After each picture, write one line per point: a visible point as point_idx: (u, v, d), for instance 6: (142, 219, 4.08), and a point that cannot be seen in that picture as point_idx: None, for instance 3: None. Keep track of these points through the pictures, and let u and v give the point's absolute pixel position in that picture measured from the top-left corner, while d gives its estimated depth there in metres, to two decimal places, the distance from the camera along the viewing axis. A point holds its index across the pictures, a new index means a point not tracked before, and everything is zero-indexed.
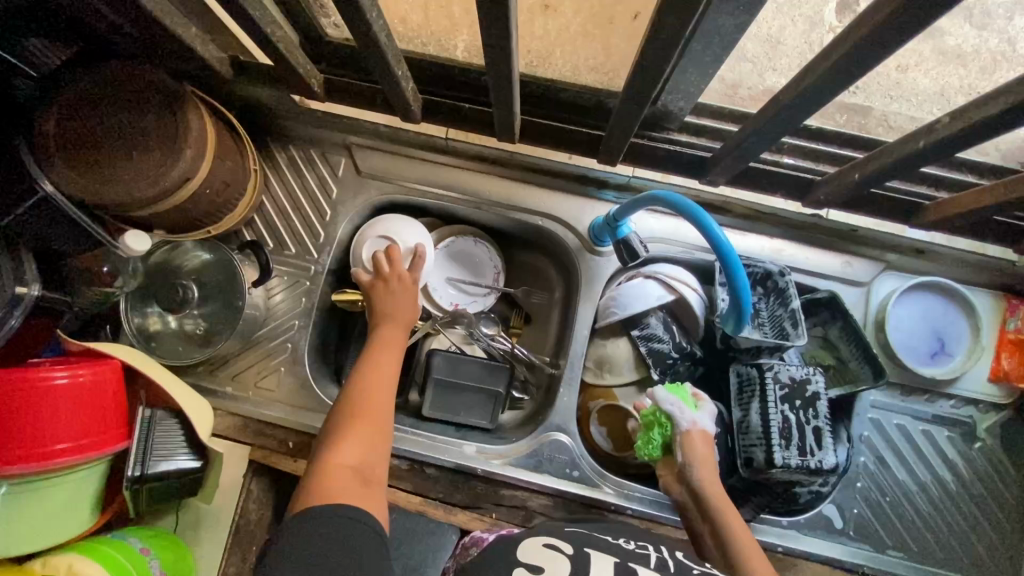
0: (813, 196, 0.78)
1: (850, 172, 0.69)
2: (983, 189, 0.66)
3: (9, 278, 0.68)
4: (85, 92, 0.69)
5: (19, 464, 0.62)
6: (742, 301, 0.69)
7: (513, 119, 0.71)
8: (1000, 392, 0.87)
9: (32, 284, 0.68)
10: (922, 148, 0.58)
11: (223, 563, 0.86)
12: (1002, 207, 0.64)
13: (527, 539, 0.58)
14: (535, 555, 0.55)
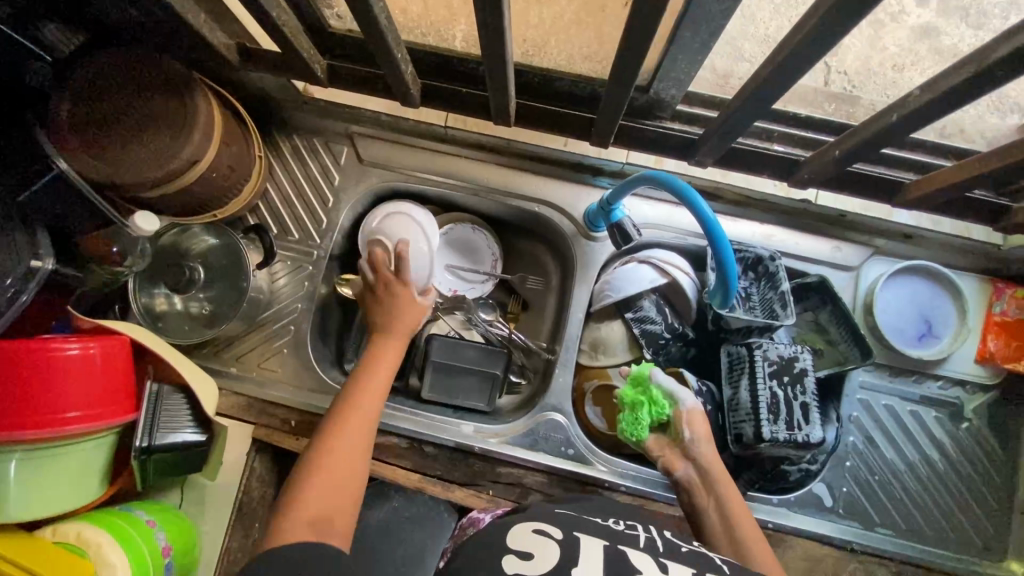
0: (797, 175, 0.80)
1: (832, 149, 0.71)
2: (957, 165, 0.67)
3: (25, 251, 0.68)
4: (97, 76, 0.72)
5: (32, 430, 0.64)
6: (727, 278, 0.71)
7: (508, 101, 0.73)
8: (987, 372, 0.89)
9: (48, 258, 0.69)
10: (896, 121, 0.60)
11: (226, 537, 0.89)
12: (975, 182, 0.67)
13: (514, 524, 0.57)
14: (524, 540, 0.53)
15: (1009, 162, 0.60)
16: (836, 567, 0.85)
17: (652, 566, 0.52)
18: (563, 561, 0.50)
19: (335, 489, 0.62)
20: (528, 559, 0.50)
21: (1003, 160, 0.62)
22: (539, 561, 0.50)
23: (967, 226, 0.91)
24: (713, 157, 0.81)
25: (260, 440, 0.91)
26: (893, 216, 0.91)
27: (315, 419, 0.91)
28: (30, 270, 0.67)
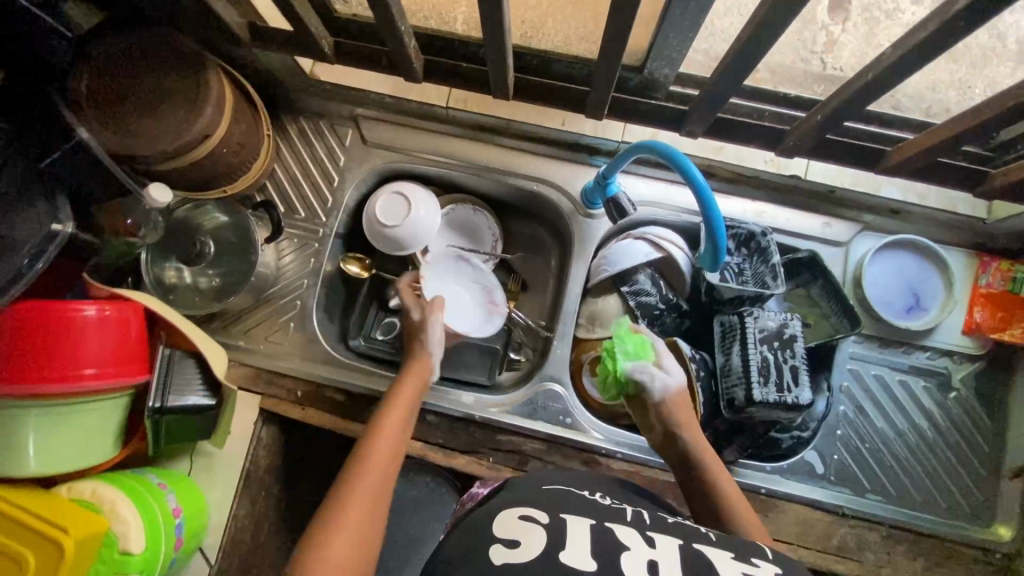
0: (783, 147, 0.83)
1: (812, 114, 0.74)
2: (935, 128, 0.70)
3: (45, 216, 0.72)
4: (114, 53, 0.75)
5: (50, 385, 0.67)
6: (716, 238, 0.73)
7: (506, 76, 0.76)
8: (974, 343, 0.91)
9: (66, 221, 0.72)
10: (872, 79, 0.63)
11: (234, 503, 0.91)
12: (953, 144, 0.69)
13: (500, 509, 0.55)
14: (508, 526, 0.51)
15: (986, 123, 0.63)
16: (827, 531, 0.87)
17: (638, 541, 0.51)
18: (549, 544, 0.48)
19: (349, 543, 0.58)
20: (514, 546, 0.48)
21: (983, 125, 0.64)
22: (525, 548, 0.48)
23: (953, 200, 0.93)
24: (702, 127, 0.82)
25: (268, 409, 0.94)
26: (881, 191, 0.94)
27: (321, 389, 0.95)
28: (51, 233, 0.71)
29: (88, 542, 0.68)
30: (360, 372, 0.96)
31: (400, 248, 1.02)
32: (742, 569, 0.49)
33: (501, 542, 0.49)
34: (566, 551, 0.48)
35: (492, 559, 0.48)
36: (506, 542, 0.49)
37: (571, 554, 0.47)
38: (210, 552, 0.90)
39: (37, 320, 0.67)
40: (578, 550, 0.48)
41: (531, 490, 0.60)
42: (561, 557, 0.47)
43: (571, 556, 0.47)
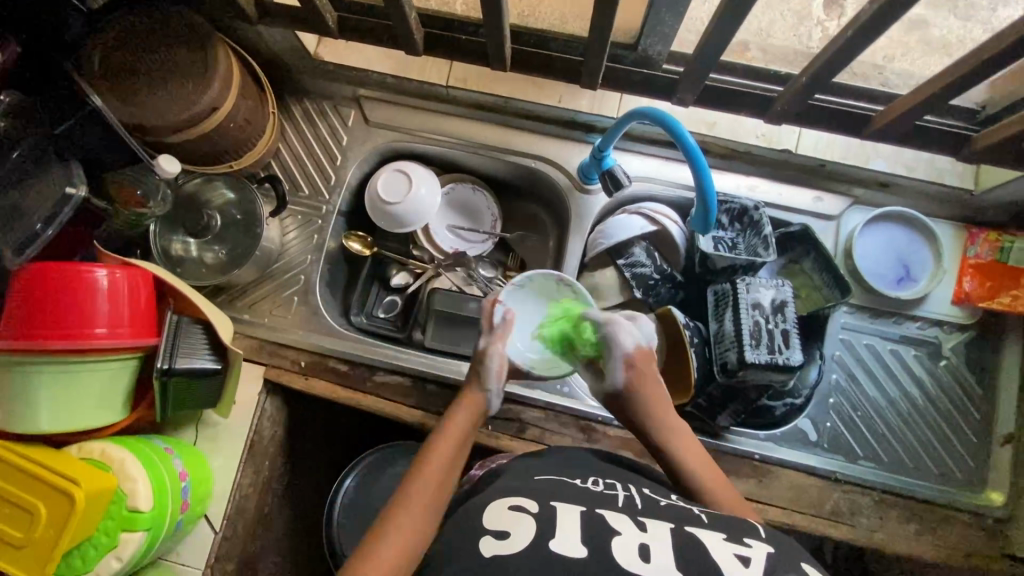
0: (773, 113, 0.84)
1: (799, 76, 0.76)
2: (915, 90, 0.72)
3: (60, 180, 0.75)
4: (127, 29, 0.79)
5: (63, 342, 0.69)
6: (710, 202, 0.79)
7: (504, 47, 0.78)
8: (963, 312, 0.93)
9: (79, 185, 0.75)
10: (853, 36, 0.65)
11: (238, 471, 0.93)
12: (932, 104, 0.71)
13: (495, 502, 0.59)
14: (498, 518, 0.56)
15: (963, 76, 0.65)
16: (821, 496, 0.89)
17: (629, 525, 0.53)
18: (539, 535, 0.52)
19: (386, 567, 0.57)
20: (503, 538, 0.53)
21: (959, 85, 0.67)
22: (514, 539, 0.52)
23: (941, 171, 0.95)
24: (693, 94, 0.83)
25: (272, 380, 0.96)
26: (869, 164, 0.96)
27: (324, 359, 0.97)
28: (64, 196, 0.74)
29: (98, 498, 0.70)
30: (363, 346, 0.98)
31: (400, 225, 1.04)
32: (733, 550, 0.51)
33: (492, 534, 0.53)
34: (556, 540, 0.51)
35: (484, 551, 0.52)
36: (497, 534, 0.53)
37: (560, 542, 0.51)
38: (214, 520, 0.91)
39: (53, 280, 0.70)
40: (567, 538, 0.51)
41: (527, 482, 0.63)
42: (551, 546, 0.50)
43: (560, 544, 0.50)
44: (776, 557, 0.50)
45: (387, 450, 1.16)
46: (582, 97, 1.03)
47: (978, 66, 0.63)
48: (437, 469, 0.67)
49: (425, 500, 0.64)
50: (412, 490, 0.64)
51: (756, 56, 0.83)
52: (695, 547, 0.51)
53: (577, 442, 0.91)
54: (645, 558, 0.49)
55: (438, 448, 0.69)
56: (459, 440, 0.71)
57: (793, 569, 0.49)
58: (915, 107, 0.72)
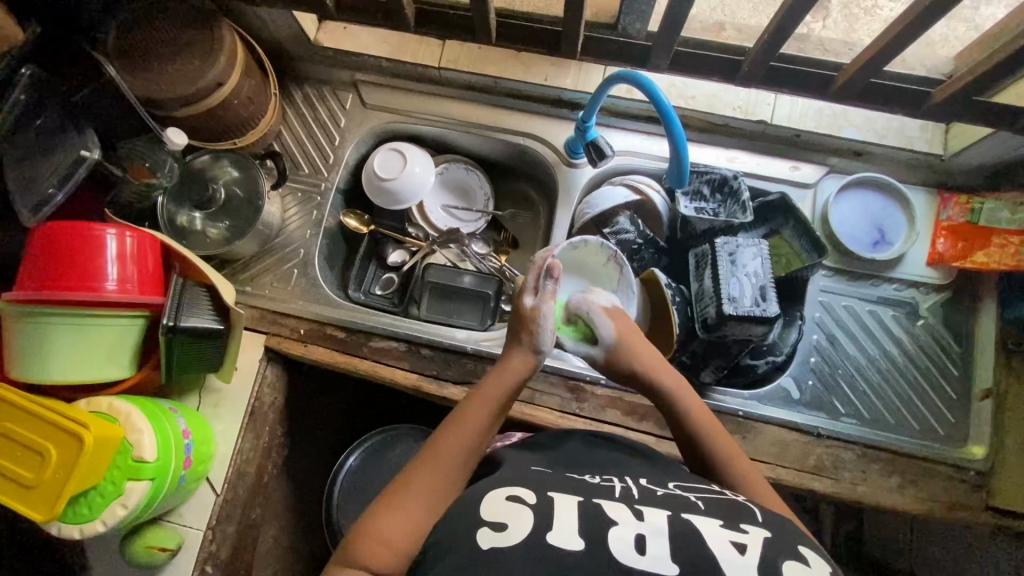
0: (739, 76, 0.86)
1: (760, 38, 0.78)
2: (869, 47, 0.75)
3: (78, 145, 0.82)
4: (138, 11, 0.85)
5: (74, 294, 0.75)
6: (681, 156, 0.85)
7: (488, 19, 0.83)
8: (938, 273, 0.97)
9: (93, 149, 0.82)
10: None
11: (238, 435, 0.96)
12: (885, 59, 0.74)
13: (490, 491, 0.58)
14: (497, 509, 0.55)
15: (907, 26, 0.69)
16: (803, 452, 0.91)
17: (627, 515, 0.55)
18: (537, 528, 0.53)
19: (411, 509, 0.59)
20: (501, 530, 0.53)
21: (909, 37, 0.70)
22: (512, 531, 0.52)
23: (911, 137, 0.97)
24: (665, 59, 0.86)
25: (272, 347, 1.00)
26: (844, 133, 0.98)
27: (323, 327, 1.01)
28: (79, 158, 0.81)
29: (104, 444, 0.74)
30: (361, 315, 1.02)
31: (395, 202, 1.09)
32: (729, 538, 0.52)
33: (490, 525, 0.53)
34: (553, 533, 0.52)
35: (482, 543, 0.52)
36: (494, 525, 0.53)
37: (557, 534, 0.52)
38: (216, 483, 0.94)
39: (68, 236, 0.76)
40: (564, 529, 0.53)
41: (525, 473, 0.63)
42: (548, 539, 0.51)
43: (557, 536, 0.52)
44: (771, 542, 0.53)
45: (390, 434, 1.19)
46: (567, 74, 1.04)
47: (918, 15, 0.67)
48: (469, 431, 0.68)
49: (456, 453, 0.66)
50: (443, 445, 0.66)
51: (731, 34, 0.89)
52: (692, 535, 0.52)
53: (566, 401, 0.94)
54: (641, 549, 0.51)
55: (472, 411, 0.70)
56: (495, 406, 0.72)
57: (787, 556, 0.51)
58: (870, 62, 0.75)
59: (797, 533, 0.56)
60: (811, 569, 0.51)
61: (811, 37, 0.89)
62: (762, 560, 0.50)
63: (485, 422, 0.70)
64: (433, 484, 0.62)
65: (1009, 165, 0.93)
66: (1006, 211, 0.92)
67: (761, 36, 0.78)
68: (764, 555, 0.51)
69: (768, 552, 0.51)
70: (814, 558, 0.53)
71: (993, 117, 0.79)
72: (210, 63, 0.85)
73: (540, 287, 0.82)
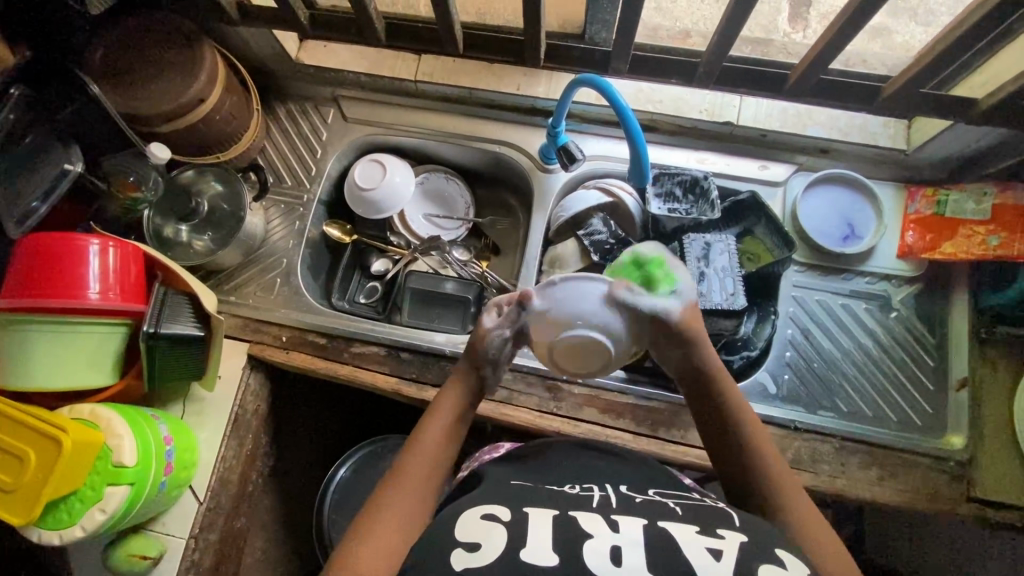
0: (697, 78, 0.89)
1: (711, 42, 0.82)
2: (817, 44, 0.78)
3: (61, 157, 0.89)
4: (124, 34, 0.90)
5: (56, 300, 0.77)
6: (640, 153, 0.88)
7: (452, 28, 0.86)
8: (909, 265, 0.98)
9: (77, 163, 0.89)
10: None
11: (222, 444, 0.97)
12: (832, 53, 0.77)
13: (466, 510, 0.58)
14: (471, 529, 0.54)
15: (845, 22, 0.73)
16: (781, 446, 0.91)
17: (602, 527, 0.54)
18: (511, 545, 0.52)
19: (387, 534, 0.59)
20: (475, 551, 0.52)
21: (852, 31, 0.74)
22: (487, 550, 0.52)
23: (874, 133, 1.00)
24: (625, 63, 0.89)
25: (255, 355, 1.01)
26: (808, 132, 1.01)
27: (304, 334, 1.02)
28: (64, 172, 0.88)
29: (84, 448, 0.75)
30: (342, 320, 1.04)
31: (377, 211, 1.11)
32: (704, 544, 0.52)
33: (464, 546, 0.52)
34: (528, 549, 0.51)
35: (456, 564, 0.51)
36: (468, 546, 0.52)
37: (531, 551, 0.51)
38: (198, 491, 0.94)
39: (51, 246, 0.78)
40: (538, 546, 0.52)
41: (502, 484, 0.63)
42: (522, 555, 0.51)
43: (531, 553, 0.51)
44: (747, 545, 0.53)
45: (378, 445, 1.18)
46: (539, 83, 1.08)
47: (855, 9, 0.70)
48: (434, 450, 0.68)
49: (422, 476, 0.66)
50: (408, 468, 0.66)
51: (696, 41, 0.94)
52: (667, 543, 0.52)
53: (544, 401, 0.95)
54: (617, 561, 0.50)
55: (432, 429, 0.70)
56: (452, 422, 0.72)
57: (763, 560, 0.51)
58: (817, 58, 0.79)
59: (778, 537, 0.55)
60: (787, 570, 0.51)
61: (767, 42, 0.93)
62: (738, 565, 0.50)
63: (445, 440, 0.70)
64: (406, 510, 0.62)
65: (973, 158, 0.94)
66: (972, 203, 0.94)
67: (712, 36, 0.81)
68: (740, 560, 0.51)
69: (744, 558, 0.51)
70: (791, 560, 0.52)
71: (940, 110, 0.83)
72: (192, 80, 0.89)
73: (510, 313, 0.73)
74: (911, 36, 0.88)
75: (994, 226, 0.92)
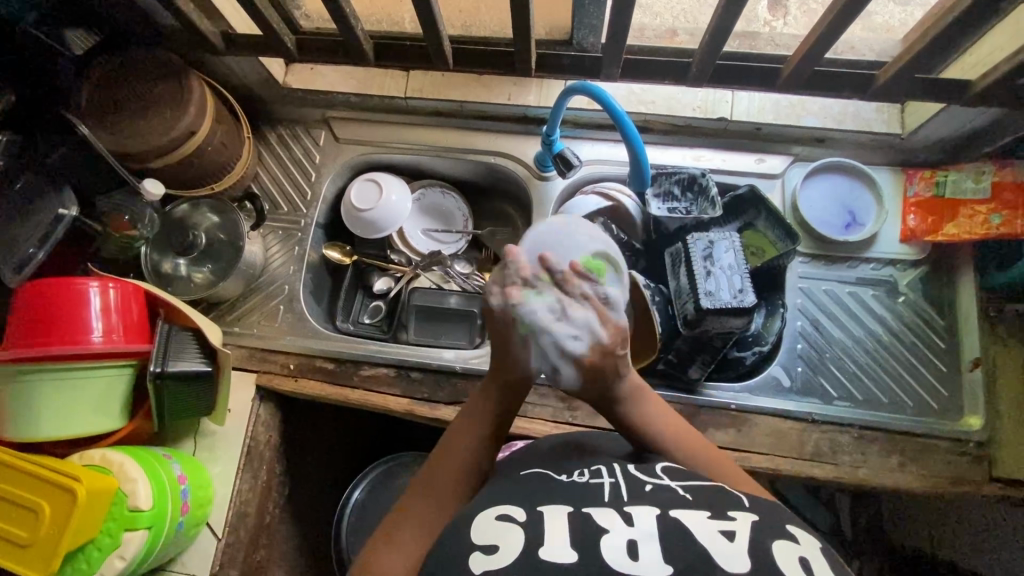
0: (690, 74, 0.88)
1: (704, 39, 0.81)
2: (811, 31, 0.78)
3: (56, 204, 0.87)
4: (109, 72, 0.89)
5: (60, 349, 0.76)
6: (640, 157, 0.89)
7: (442, 43, 0.86)
8: (912, 249, 0.98)
9: (71, 207, 0.87)
10: None
11: (237, 475, 0.95)
12: (827, 41, 0.77)
13: (485, 510, 0.55)
14: (487, 529, 0.52)
15: (839, 10, 0.72)
16: (800, 439, 0.90)
17: (616, 521, 0.52)
18: (528, 545, 0.50)
19: (410, 536, 0.58)
20: (492, 552, 0.50)
21: (844, 16, 0.73)
22: (504, 551, 0.50)
23: (869, 120, 1.00)
24: (617, 68, 0.88)
25: (264, 385, 1.00)
26: (802, 122, 1.01)
27: (312, 359, 1.01)
28: (58, 217, 0.86)
29: (100, 495, 0.74)
30: (350, 344, 1.02)
31: (375, 230, 1.10)
32: (716, 527, 0.50)
33: (481, 548, 0.50)
34: (545, 547, 0.49)
35: (474, 565, 0.49)
36: (485, 548, 0.50)
37: (549, 549, 0.49)
38: (217, 527, 0.93)
39: (51, 292, 0.77)
40: (555, 543, 0.50)
41: (505, 484, 0.61)
42: (539, 554, 0.49)
43: (549, 550, 0.49)
44: (759, 526, 0.51)
45: (391, 463, 1.17)
46: (530, 91, 1.08)
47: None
48: (462, 454, 0.66)
49: (447, 483, 0.63)
50: (435, 473, 0.64)
51: (684, 39, 0.94)
52: (680, 531, 0.50)
53: (559, 411, 0.94)
54: (633, 554, 0.48)
55: (458, 438, 0.68)
56: (485, 429, 0.69)
57: (777, 536, 0.50)
58: (811, 48, 0.78)
59: (790, 514, 0.54)
60: (801, 546, 0.49)
61: (754, 37, 0.94)
62: (754, 546, 0.48)
63: (476, 446, 0.67)
64: (429, 513, 0.60)
65: (969, 137, 0.94)
66: (971, 181, 0.94)
67: (705, 34, 0.80)
68: (756, 541, 0.49)
69: (759, 538, 0.49)
70: (805, 537, 0.51)
71: (932, 90, 0.83)
72: (182, 109, 0.88)
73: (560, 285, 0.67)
74: (890, 15, 0.92)
75: (995, 205, 0.92)
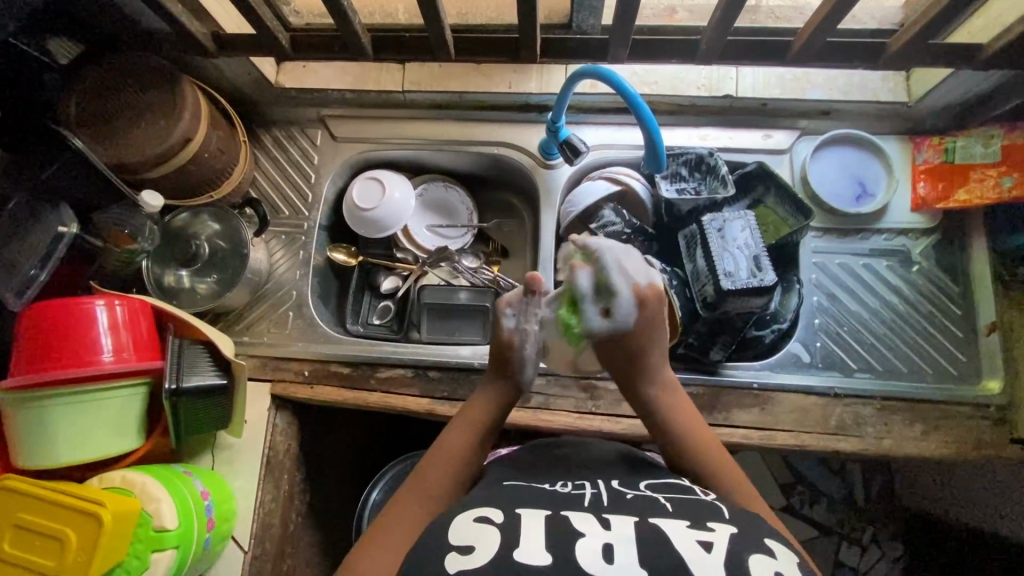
0: (698, 52, 0.86)
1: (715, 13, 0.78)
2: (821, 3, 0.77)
3: (53, 221, 0.83)
4: (95, 82, 0.86)
5: (71, 372, 0.74)
6: (654, 137, 0.87)
7: (444, 34, 0.83)
8: (924, 217, 0.98)
9: (70, 223, 0.83)
10: None
11: (258, 489, 0.94)
12: (837, 12, 0.75)
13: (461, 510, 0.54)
14: (463, 530, 0.51)
15: None
16: (824, 414, 0.90)
17: (594, 525, 0.51)
18: (503, 547, 0.48)
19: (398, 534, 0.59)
20: (468, 553, 0.48)
21: None
22: (479, 552, 0.48)
23: (875, 90, 0.99)
24: (624, 49, 0.86)
25: (278, 394, 0.98)
26: (807, 95, 0.99)
27: (325, 365, 0.99)
28: (58, 234, 0.82)
29: (125, 518, 0.72)
30: (364, 347, 1.01)
31: (379, 229, 1.08)
32: (695, 537, 0.49)
33: (456, 549, 0.49)
34: (520, 549, 0.48)
35: (449, 565, 0.48)
36: (461, 547, 0.49)
37: (525, 551, 0.48)
38: (242, 540, 0.92)
39: (56, 313, 0.75)
40: (531, 545, 0.49)
41: (494, 486, 0.60)
42: (516, 556, 0.47)
43: (524, 553, 0.48)
44: (738, 537, 0.50)
45: (410, 463, 1.16)
46: (531, 78, 1.06)
47: None
48: (455, 455, 0.67)
49: (439, 481, 0.64)
50: (429, 470, 0.65)
51: (684, 16, 0.92)
52: (660, 537, 0.49)
53: (581, 401, 0.94)
54: (608, 558, 0.47)
55: (455, 436, 0.68)
56: (480, 431, 0.69)
57: (754, 549, 0.48)
58: (823, 20, 0.77)
59: (767, 526, 0.52)
60: (778, 562, 0.47)
61: (755, 11, 0.92)
62: (730, 557, 0.47)
63: (470, 447, 0.68)
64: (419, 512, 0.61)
65: (976, 102, 0.94)
66: (980, 146, 0.93)
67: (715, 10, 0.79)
68: (732, 553, 0.47)
69: (735, 551, 0.47)
70: (782, 551, 0.49)
71: (941, 57, 0.82)
72: (174, 116, 0.85)
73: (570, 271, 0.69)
74: None
75: (1005, 168, 0.91)
